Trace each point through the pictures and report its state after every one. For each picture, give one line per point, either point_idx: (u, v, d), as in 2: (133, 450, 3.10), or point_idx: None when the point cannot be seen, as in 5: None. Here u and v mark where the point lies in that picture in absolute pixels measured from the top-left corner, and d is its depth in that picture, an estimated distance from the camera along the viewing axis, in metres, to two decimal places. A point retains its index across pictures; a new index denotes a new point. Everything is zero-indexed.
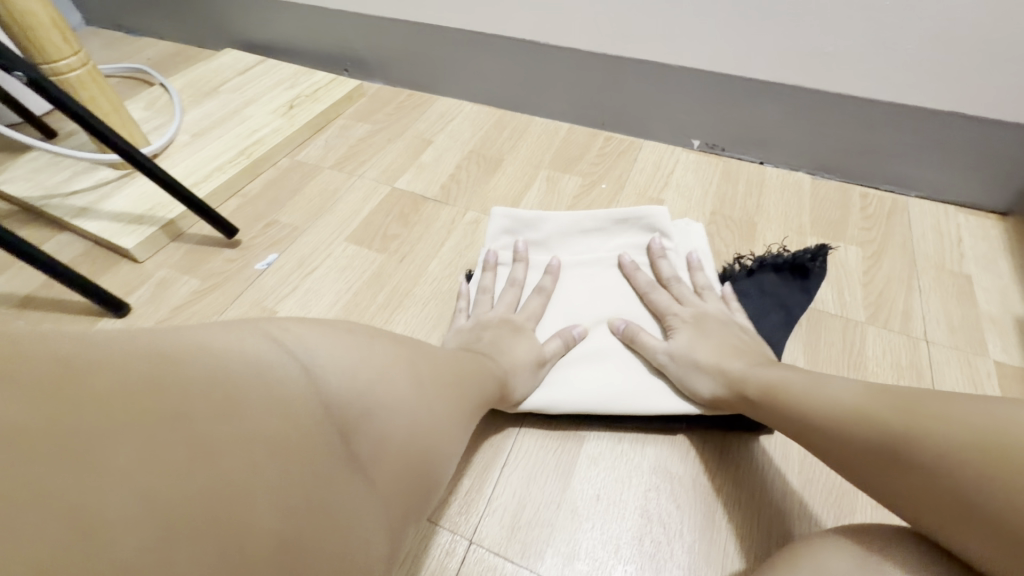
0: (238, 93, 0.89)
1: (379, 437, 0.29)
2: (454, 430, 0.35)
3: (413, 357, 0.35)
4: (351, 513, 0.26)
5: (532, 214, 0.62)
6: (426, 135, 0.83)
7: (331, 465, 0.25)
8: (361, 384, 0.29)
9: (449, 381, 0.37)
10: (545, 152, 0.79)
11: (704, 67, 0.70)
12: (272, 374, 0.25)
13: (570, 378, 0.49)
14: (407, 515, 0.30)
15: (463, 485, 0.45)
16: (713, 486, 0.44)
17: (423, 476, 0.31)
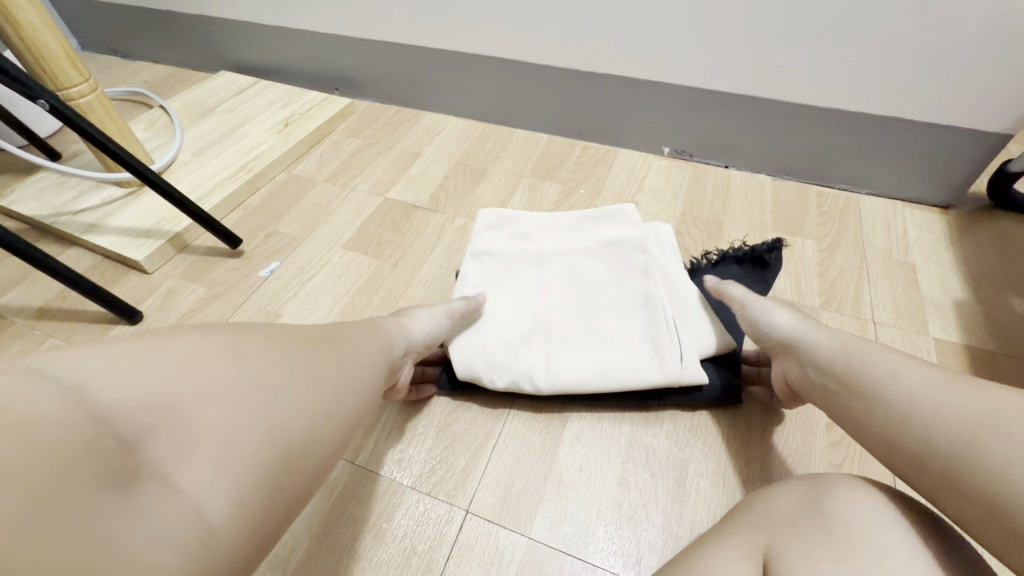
0: (234, 113, 0.94)
1: (221, 430, 0.28)
2: (324, 418, 0.33)
3: (263, 345, 0.33)
4: (148, 529, 0.24)
5: (513, 216, 0.67)
6: (414, 149, 0.88)
7: (93, 483, 0.24)
8: (148, 390, 0.27)
9: (314, 362, 0.35)
10: (527, 162, 0.84)
11: (671, 81, 0.77)
12: (65, 398, 0.25)
13: (553, 363, 0.53)
14: (266, 515, 0.29)
15: (459, 463, 0.50)
16: (684, 455, 0.49)
17: (285, 468, 0.30)
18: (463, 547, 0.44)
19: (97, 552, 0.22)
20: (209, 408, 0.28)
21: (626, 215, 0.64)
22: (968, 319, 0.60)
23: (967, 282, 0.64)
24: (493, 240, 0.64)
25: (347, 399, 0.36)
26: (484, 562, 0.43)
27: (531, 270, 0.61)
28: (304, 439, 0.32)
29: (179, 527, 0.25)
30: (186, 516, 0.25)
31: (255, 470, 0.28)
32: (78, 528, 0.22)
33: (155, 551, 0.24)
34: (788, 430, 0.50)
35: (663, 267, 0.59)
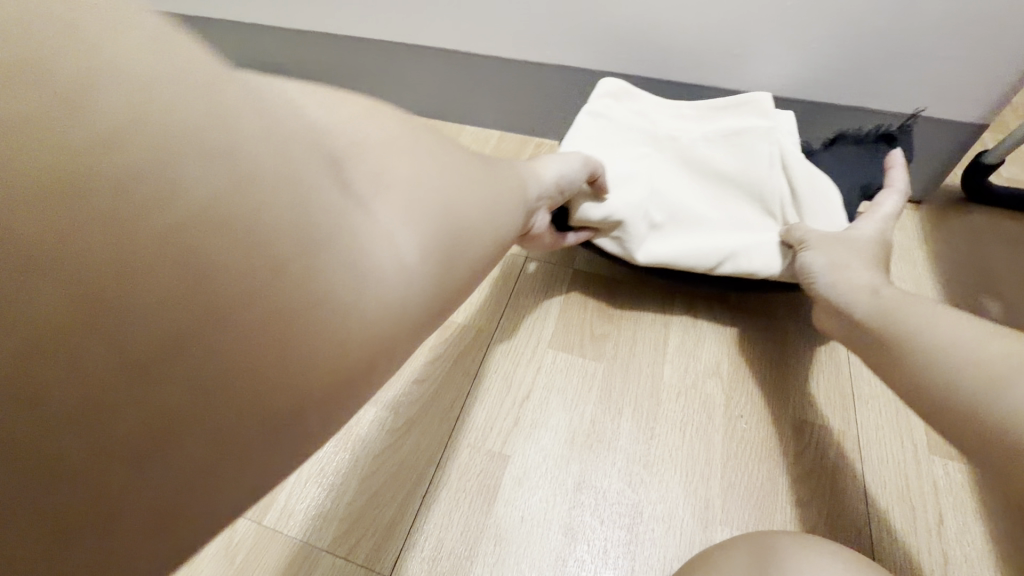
0: None
1: (407, 181, 0.24)
2: (480, 214, 0.29)
3: (421, 128, 0.27)
4: (362, 269, 0.20)
5: (635, 92, 0.63)
6: None
7: (323, 187, 0.19)
8: (337, 122, 0.22)
9: (471, 161, 0.30)
10: None
11: (626, 70, 0.70)
12: (319, 124, 0.20)
13: (649, 243, 0.56)
14: (444, 278, 0.25)
15: (385, 516, 0.44)
16: (638, 499, 0.44)
17: (460, 240, 0.26)
18: None
19: (289, 299, 0.17)
20: (395, 162, 0.24)
21: (782, 116, 0.57)
22: None
23: (941, 284, 0.60)
24: (633, 117, 0.62)
25: (493, 201, 0.30)
26: None
27: (644, 150, 0.60)
28: (475, 220, 0.28)
29: (379, 278, 0.21)
30: (389, 263, 0.21)
31: (435, 237, 0.24)
32: (297, 246, 0.18)
33: (354, 312, 0.19)
34: (749, 464, 0.46)
35: (793, 157, 0.55)
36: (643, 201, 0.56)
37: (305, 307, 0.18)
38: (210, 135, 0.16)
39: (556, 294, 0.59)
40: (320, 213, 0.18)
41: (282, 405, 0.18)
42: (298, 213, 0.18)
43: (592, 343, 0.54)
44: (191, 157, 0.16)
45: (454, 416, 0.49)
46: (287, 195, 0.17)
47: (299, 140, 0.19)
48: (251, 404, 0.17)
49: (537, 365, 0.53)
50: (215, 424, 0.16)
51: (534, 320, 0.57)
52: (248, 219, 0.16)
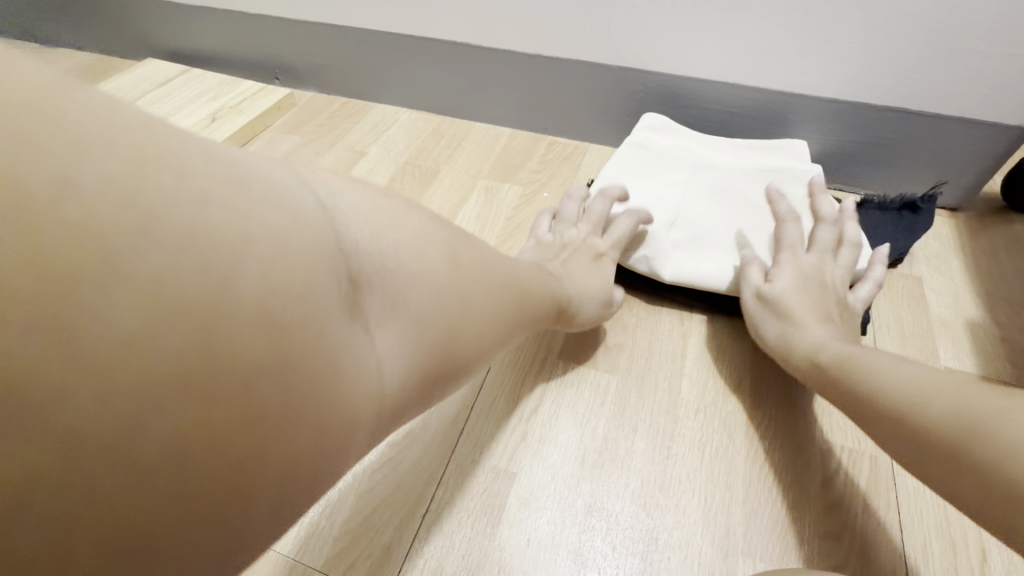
0: (156, 107, 0.83)
1: (422, 305, 0.26)
2: (482, 326, 0.30)
3: (459, 242, 0.30)
4: (352, 389, 0.21)
5: (674, 125, 0.65)
6: (359, 146, 0.78)
7: (334, 309, 0.21)
8: (373, 239, 0.24)
9: (489, 267, 0.32)
10: (485, 159, 0.75)
11: (643, 66, 0.67)
12: (330, 225, 0.22)
13: (681, 260, 0.55)
14: (419, 393, 0.27)
15: (381, 536, 0.41)
16: (653, 524, 0.41)
17: (450, 356, 0.28)
18: None
19: (286, 424, 0.19)
20: (418, 282, 0.26)
21: (796, 146, 0.61)
22: (985, 344, 0.52)
23: (980, 299, 0.56)
24: (662, 147, 0.63)
25: (506, 313, 0.32)
26: None
27: (680, 176, 0.61)
28: (474, 347, 0.30)
29: (366, 404, 0.22)
30: (368, 371, 0.22)
31: (430, 358, 0.26)
32: (302, 376, 0.19)
33: (335, 435, 0.21)
34: (774, 489, 0.42)
35: (823, 203, 0.57)
36: (673, 219, 0.57)
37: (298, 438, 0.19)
38: (215, 238, 0.17)
39: None
40: (315, 325, 0.20)
41: (222, 512, 0.18)
42: (292, 318, 0.19)
43: (603, 355, 0.51)
44: (198, 248, 0.17)
45: (455, 430, 0.47)
46: (287, 310, 0.19)
47: (317, 265, 0.20)
48: (193, 506, 0.17)
49: (546, 376, 0.50)
50: (161, 518, 0.16)
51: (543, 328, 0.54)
52: (246, 313, 0.18)
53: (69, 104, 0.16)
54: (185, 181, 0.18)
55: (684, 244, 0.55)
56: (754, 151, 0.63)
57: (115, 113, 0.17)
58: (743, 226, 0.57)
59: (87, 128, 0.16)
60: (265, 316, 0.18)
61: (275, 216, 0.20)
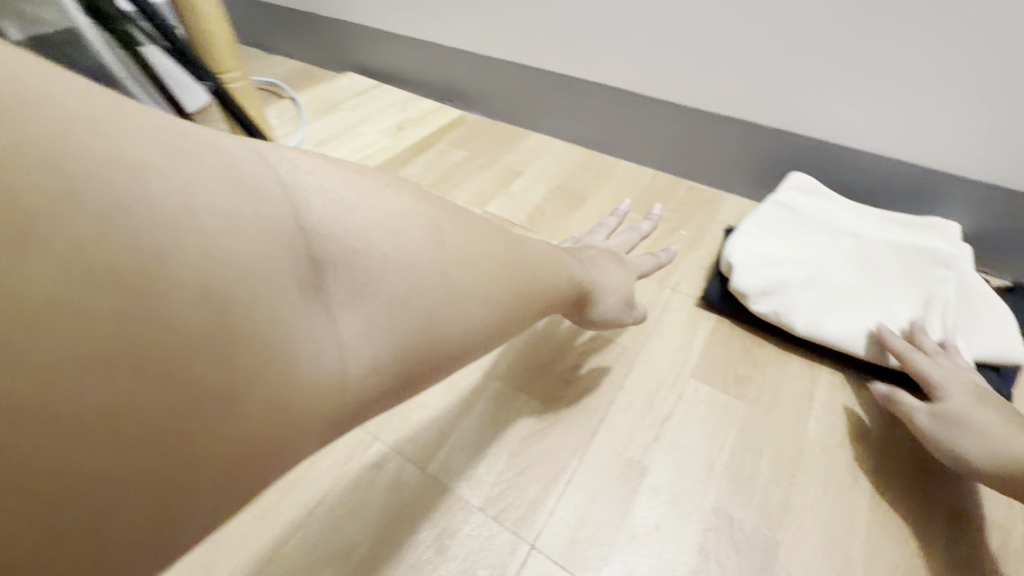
0: (354, 112, 0.99)
1: (393, 287, 0.25)
2: (473, 319, 0.29)
3: (457, 229, 0.30)
4: (307, 367, 0.20)
5: (819, 188, 0.69)
6: (516, 167, 0.89)
7: (290, 286, 0.21)
8: (347, 219, 0.24)
9: (501, 257, 0.32)
10: (628, 194, 0.83)
11: (797, 130, 0.73)
12: (283, 195, 0.22)
13: (816, 312, 0.58)
14: (400, 380, 0.26)
15: (528, 491, 0.48)
16: (774, 537, 0.45)
17: (434, 343, 0.27)
18: None
19: (220, 404, 0.18)
20: (392, 263, 0.25)
21: (950, 233, 0.62)
22: None
23: None
24: (806, 206, 0.67)
25: (506, 303, 0.31)
26: None
27: (822, 238, 0.64)
28: (463, 335, 0.29)
29: (327, 387, 0.21)
30: (328, 364, 0.21)
31: (406, 344, 0.25)
32: (248, 352, 0.19)
33: (293, 416, 0.20)
34: (896, 534, 0.45)
35: (969, 284, 0.57)
36: (809, 276, 0.60)
37: (238, 417, 0.18)
38: (164, 211, 0.18)
39: (700, 330, 0.62)
40: (263, 308, 0.19)
41: (151, 498, 0.17)
42: (233, 291, 0.19)
43: (733, 383, 0.56)
44: (136, 213, 0.17)
45: (595, 421, 0.53)
46: (228, 288, 0.18)
47: (272, 246, 0.20)
48: (103, 489, 0.17)
49: (679, 391, 0.56)
50: (83, 489, 0.16)
51: (678, 350, 0.60)
52: (173, 290, 0.17)
53: (29, 99, 0.18)
54: (143, 162, 0.19)
55: (819, 300, 0.58)
56: (902, 226, 0.65)
57: (77, 110, 0.18)
58: (881, 294, 0.58)
59: (37, 113, 0.18)
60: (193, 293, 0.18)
61: (221, 187, 0.20)
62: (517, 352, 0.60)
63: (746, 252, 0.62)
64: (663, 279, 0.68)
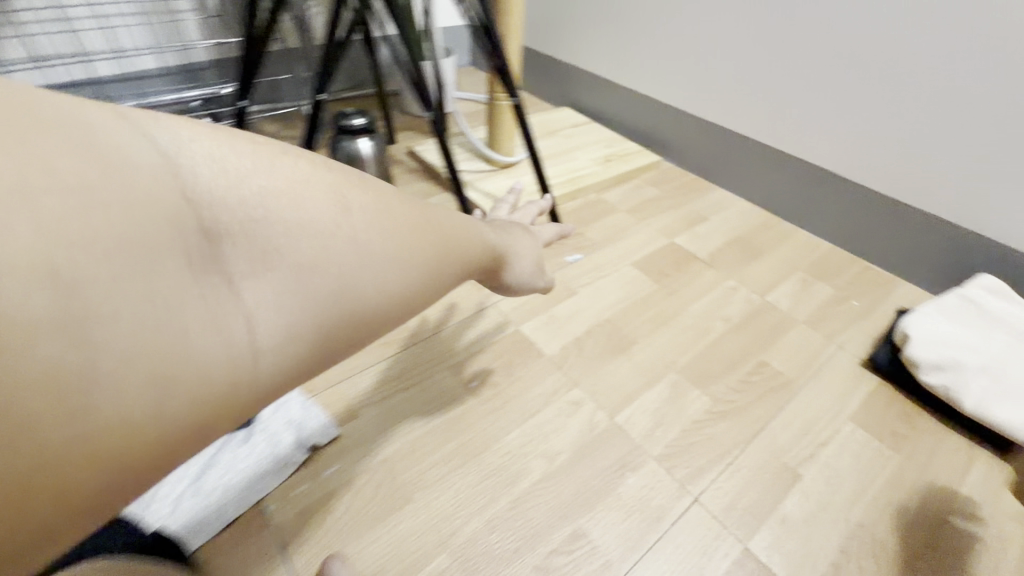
0: (569, 139, 1.17)
1: (303, 260, 0.22)
2: (399, 288, 0.26)
3: (366, 191, 0.26)
4: (198, 345, 0.19)
5: (1009, 292, 0.74)
6: (702, 212, 1.01)
7: (172, 262, 0.19)
8: (239, 183, 0.21)
9: (416, 220, 0.27)
10: (803, 259, 0.91)
11: (993, 237, 0.77)
12: (161, 161, 0.19)
13: (987, 395, 0.63)
14: (327, 348, 0.23)
15: (697, 460, 0.59)
16: (913, 564, 0.51)
17: (356, 314, 0.24)
18: (689, 520, 0.53)
19: (97, 386, 0.17)
20: (301, 234, 0.22)
21: None
22: None
23: None
24: (993, 304, 0.72)
25: (435, 252, 0.28)
26: (703, 542, 0.52)
27: (1003, 334, 0.68)
28: (389, 304, 0.25)
29: (231, 358, 0.20)
30: (232, 340, 0.20)
31: (324, 319, 0.23)
32: (121, 332, 0.18)
33: (195, 386, 0.19)
34: None
35: None
36: (986, 363, 0.65)
37: (118, 405, 0.18)
38: (41, 197, 0.16)
39: (862, 387, 0.69)
40: (144, 299, 0.18)
41: (29, 481, 0.17)
42: (84, 271, 0.17)
43: (889, 437, 0.63)
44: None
45: (758, 427, 0.63)
46: (108, 269, 0.17)
47: (142, 222, 0.18)
48: (6, 465, 0.16)
49: (836, 428, 0.63)
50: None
51: (839, 396, 0.67)
52: (33, 289, 0.16)
53: None
54: (9, 148, 0.16)
55: (993, 386, 0.63)
56: None
57: None
58: None
59: None
60: (47, 279, 0.16)
61: (82, 165, 0.17)
62: (694, 357, 0.71)
63: (924, 329, 0.68)
64: (831, 336, 0.76)
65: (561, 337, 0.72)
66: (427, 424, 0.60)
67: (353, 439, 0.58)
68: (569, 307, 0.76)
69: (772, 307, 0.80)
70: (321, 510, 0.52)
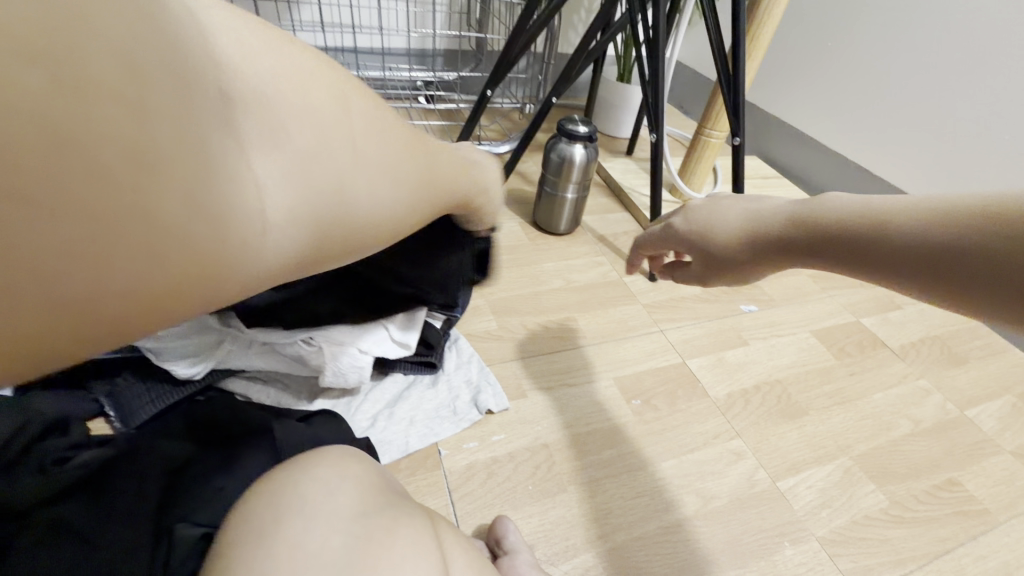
0: (757, 189, 1.13)
1: (313, 143, 0.22)
2: (382, 202, 0.25)
3: (362, 99, 0.25)
4: (231, 197, 0.19)
5: None
6: (896, 299, 0.92)
7: (206, 107, 0.18)
8: (256, 62, 0.20)
9: (411, 144, 0.28)
10: (1018, 381, 0.79)
11: None
12: (179, 16, 0.18)
13: None
14: (323, 246, 0.23)
15: (867, 560, 0.54)
16: None
17: (349, 221, 0.24)
18: None
19: (148, 206, 0.17)
20: (317, 122, 0.22)
21: None
22: None
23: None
24: None
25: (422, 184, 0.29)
26: None
27: None
28: (380, 218, 0.26)
29: (249, 224, 0.19)
30: (239, 209, 0.19)
31: (326, 211, 0.22)
32: (176, 157, 0.17)
33: (225, 239, 0.19)
34: None
35: None
36: None
37: (156, 236, 0.17)
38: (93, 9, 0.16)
39: None
40: (157, 127, 0.17)
41: (74, 292, 0.16)
42: (123, 83, 0.16)
43: None
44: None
45: (944, 548, 0.56)
46: (156, 84, 0.17)
47: (180, 63, 0.18)
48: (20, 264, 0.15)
49: None
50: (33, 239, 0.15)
51: None
52: (81, 85, 0.15)
53: None
54: None
55: None
56: None
57: None
58: None
59: None
60: (101, 81, 0.16)
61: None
62: (873, 449, 0.65)
63: None
64: None
65: (728, 384, 0.70)
66: (587, 425, 0.62)
67: (520, 415, 0.61)
68: (739, 356, 0.74)
69: (972, 424, 0.71)
70: (486, 470, 0.55)
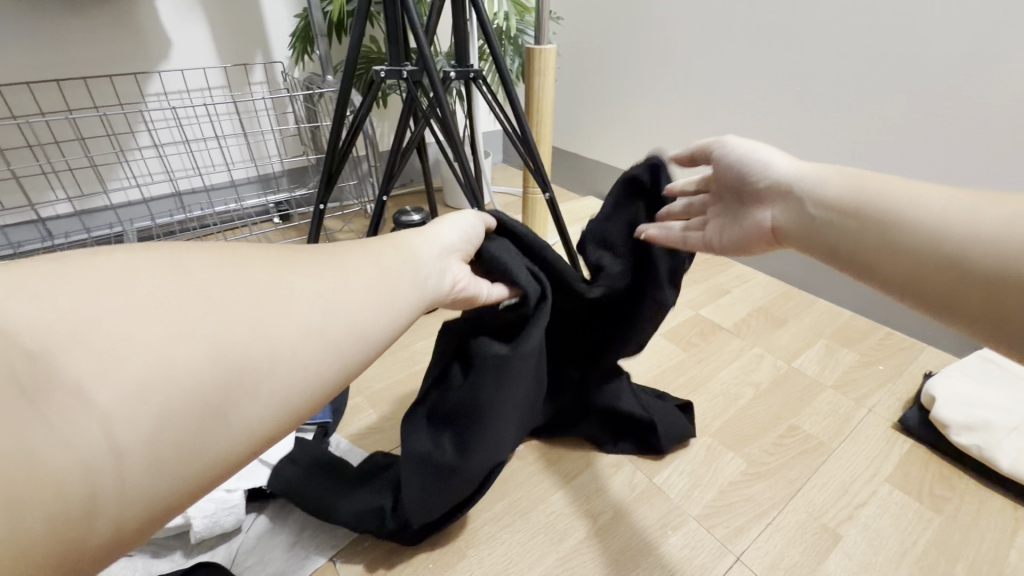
0: None
1: (152, 344, 0.26)
2: (290, 345, 0.31)
3: (221, 268, 0.31)
4: (69, 433, 0.23)
5: None
6: (724, 286, 1.07)
7: (26, 387, 0.23)
8: (86, 308, 0.26)
9: (287, 278, 0.33)
10: (828, 326, 0.95)
11: None
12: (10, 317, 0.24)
13: (1018, 454, 0.65)
14: (216, 418, 0.27)
15: (738, 522, 0.61)
16: None
17: (232, 380, 0.28)
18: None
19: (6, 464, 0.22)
20: (149, 321, 0.26)
21: None
22: None
23: None
24: (1002, 363, 0.77)
25: (325, 299, 0.33)
26: None
27: None
28: (278, 362, 0.30)
29: (107, 446, 0.24)
30: (108, 435, 0.24)
31: (198, 392, 0.27)
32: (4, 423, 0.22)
33: (76, 458, 0.23)
34: None
35: None
36: (1013, 421, 0.68)
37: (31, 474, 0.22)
38: None
39: (896, 449, 0.71)
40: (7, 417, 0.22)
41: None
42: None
43: (929, 497, 0.64)
44: None
45: (794, 488, 0.65)
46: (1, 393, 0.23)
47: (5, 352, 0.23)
48: None
49: (874, 487, 0.65)
50: None
51: (873, 457, 0.69)
52: None
53: None
54: None
55: (1003, 433, 0.67)
56: None
57: None
58: None
59: None
60: None
61: None
62: (727, 421, 0.74)
63: (947, 390, 0.72)
64: (861, 400, 0.79)
65: None
66: None
67: None
68: None
69: (799, 372, 0.84)
70: (385, 563, 0.56)
